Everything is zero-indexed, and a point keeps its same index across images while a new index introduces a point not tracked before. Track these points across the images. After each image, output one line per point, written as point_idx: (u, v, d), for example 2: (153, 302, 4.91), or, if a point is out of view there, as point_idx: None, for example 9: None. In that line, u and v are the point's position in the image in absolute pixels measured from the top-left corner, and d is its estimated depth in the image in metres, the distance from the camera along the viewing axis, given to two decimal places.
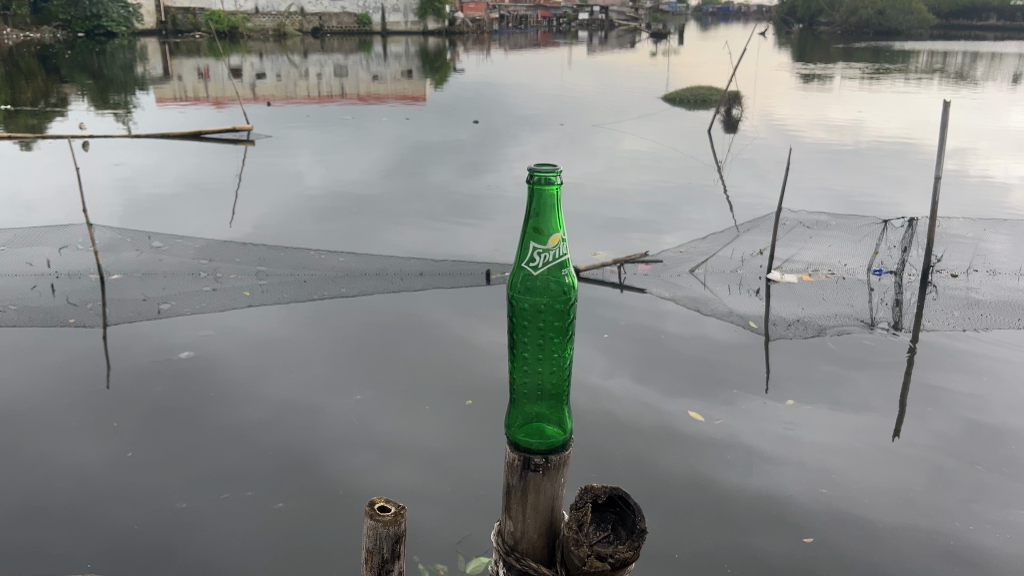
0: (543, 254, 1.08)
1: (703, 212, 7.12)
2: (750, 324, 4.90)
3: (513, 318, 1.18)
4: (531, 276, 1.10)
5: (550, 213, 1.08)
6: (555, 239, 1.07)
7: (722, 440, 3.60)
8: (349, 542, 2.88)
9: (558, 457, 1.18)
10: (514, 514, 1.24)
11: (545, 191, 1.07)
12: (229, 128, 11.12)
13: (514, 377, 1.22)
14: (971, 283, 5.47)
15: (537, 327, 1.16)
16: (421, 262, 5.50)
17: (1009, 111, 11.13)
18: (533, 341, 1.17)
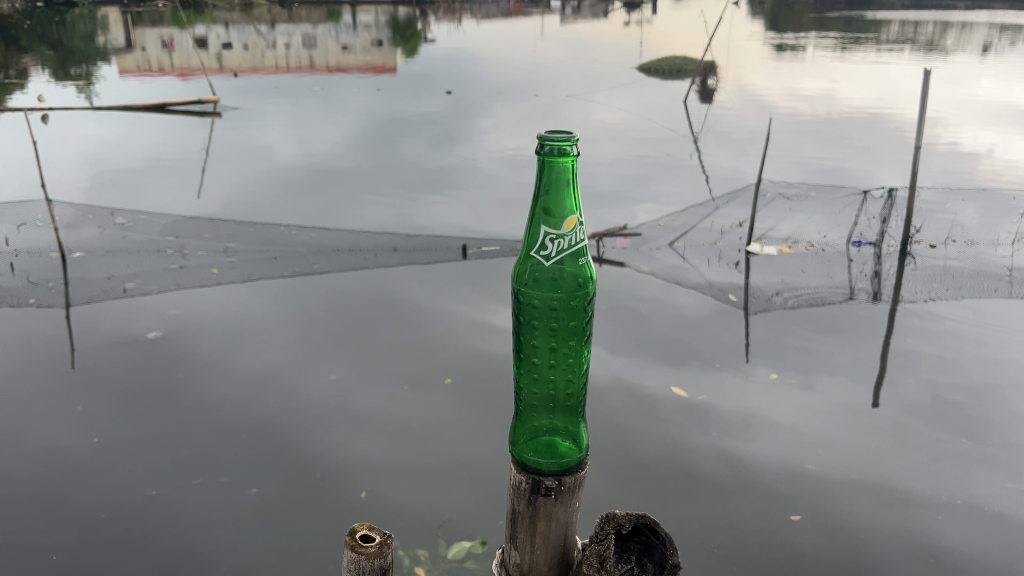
0: (557, 241, 0.99)
1: (678, 184, 7.10)
2: (729, 297, 4.91)
3: (520, 320, 1.15)
4: (541, 265, 1.04)
5: (562, 194, 1.01)
6: (570, 223, 0.99)
7: (700, 411, 3.60)
8: (327, 528, 2.86)
9: (572, 480, 1.11)
10: (522, 538, 1.18)
11: (557, 164, 1.01)
12: (195, 99, 10.92)
13: (521, 385, 1.20)
14: (949, 254, 5.55)
15: (549, 327, 1.14)
16: (396, 238, 5.46)
17: (979, 80, 11.21)
18: (545, 344, 1.16)
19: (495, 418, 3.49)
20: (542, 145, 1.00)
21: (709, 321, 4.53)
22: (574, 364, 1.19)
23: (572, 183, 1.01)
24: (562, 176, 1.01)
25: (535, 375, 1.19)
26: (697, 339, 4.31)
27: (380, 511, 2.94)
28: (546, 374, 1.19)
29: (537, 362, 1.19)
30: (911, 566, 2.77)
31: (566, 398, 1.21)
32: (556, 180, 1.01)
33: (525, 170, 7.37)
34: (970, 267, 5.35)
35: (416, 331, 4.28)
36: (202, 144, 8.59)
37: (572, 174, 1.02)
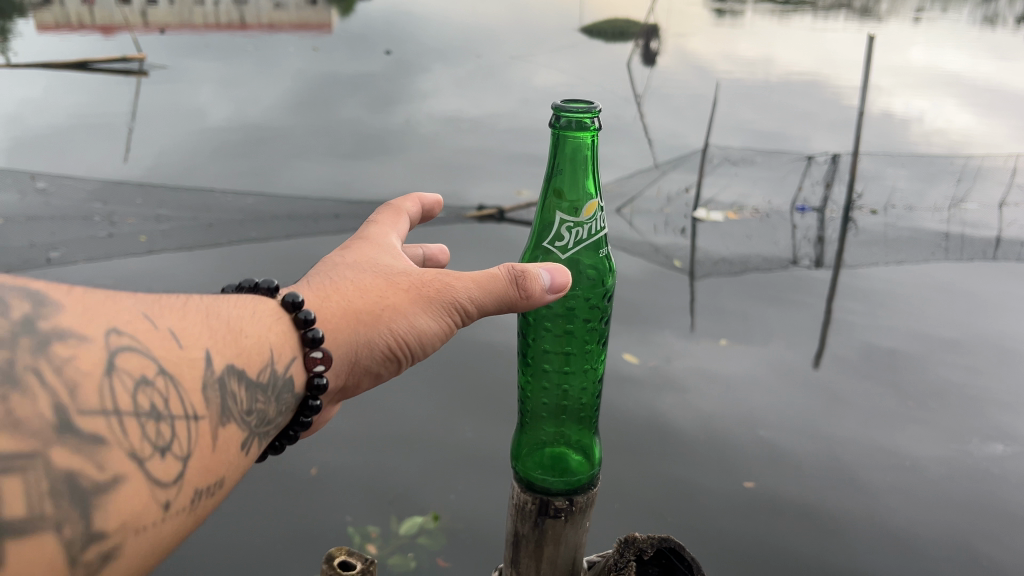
0: (577, 230, 1.50)
1: (620, 147, 7.11)
2: (674, 263, 4.95)
3: (539, 328, 1.66)
4: (557, 255, 1.55)
5: (580, 193, 1.51)
6: (589, 212, 1.50)
7: (647, 377, 3.64)
8: (277, 508, 2.91)
9: (579, 496, 1.55)
10: (532, 552, 1.61)
11: (577, 155, 1.50)
12: (119, 57, 10.47)
13: (536, 398, 1.68)
14: (889, 219, 5.79)
15: (562, 335, 1.65)
16: (337, 205, 5.38)
17: (912, 45, 11.36)
18: (559, 360, 1.65)
19: (445, 389, 3.48)
20: (555, 114, 1.46)
21: (654, 286, 4.56)
22: (583, 380, 1.66)
23: (588, 176, 1.51)
24: (581, 159, 1.50)
25: (546, 383, 1.66)
26: (643, 303, 4.35)
27: (331, 489, 3.00)
28: (557, 389, 1.66)
29: (552, 376, 1.66)
30: (852, 534, 2.86)
31: (574, 412, 1.67)
32: (572, 171, 1.51)
33: (468, 132, 7.26)
34: (907, 233, 5.52)
35: None
36: (130, 105, 8.25)
37: (587, 169, 1.50)
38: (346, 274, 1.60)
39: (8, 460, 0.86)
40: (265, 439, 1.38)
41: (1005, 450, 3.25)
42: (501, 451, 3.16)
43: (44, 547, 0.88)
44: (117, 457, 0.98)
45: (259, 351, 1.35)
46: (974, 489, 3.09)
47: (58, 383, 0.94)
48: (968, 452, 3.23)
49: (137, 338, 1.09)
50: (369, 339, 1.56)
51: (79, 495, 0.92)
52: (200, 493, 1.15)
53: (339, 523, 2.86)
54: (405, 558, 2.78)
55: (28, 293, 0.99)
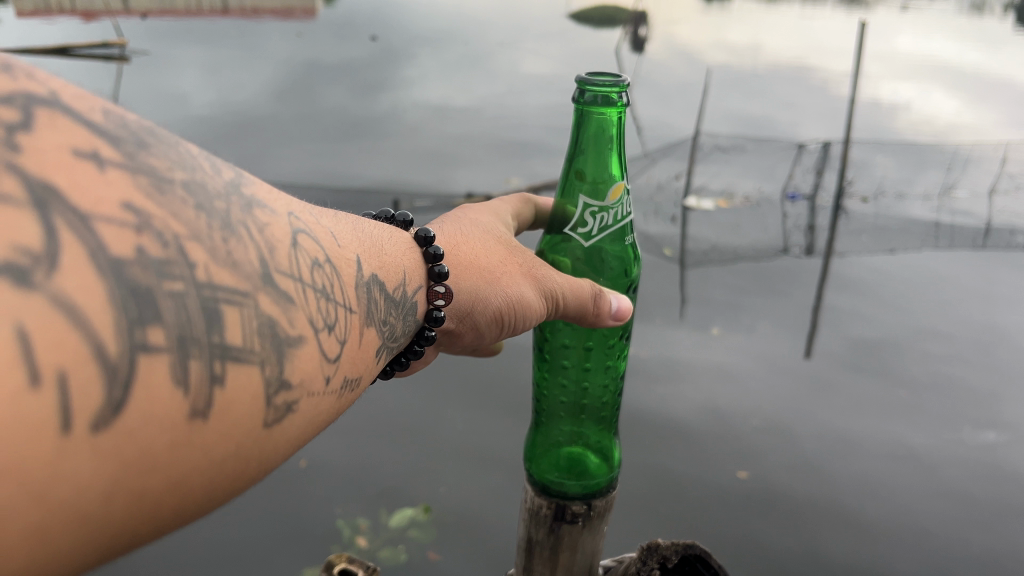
0: (603, 209, 1.71)
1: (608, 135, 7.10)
2: (663, 251, 4.95)
3: (564, 330, 1.89)
4: (581, 240, 1.77)
5: (603, 174, 1.71)
6: (614, 194, 1.70)
7: (639, 366, 3.63)
8: (267, 503, 2.90)
9: (598, 499, 1.71)
10: (549, 555, 1.78)
11: (601, 131, 1.69)
12: (99, 43, 10.36)
13: (557, 397, 1.89)
14: (880, 208, 5.91)
15: (580, 335, 1.88)
16: (326, 194, 5.36)
17: (902, 28, 11.27)
18: (578, 359, 1.88)
19: (436, 381, 3.47)
20: (582, 99, 1.65)
21: (644, 274, 4.56)
22: (602, 377, 1.88)
23: (612, 159, 1.71)
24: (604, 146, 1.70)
25: (566, 380, 1.88)
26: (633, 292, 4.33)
27: (320, 481, 2.99)
28: (575, 386, 1.88)
29: (570, 375, 1.88)
30: (845, 525, 2.87)
31: (593, 410, 1.87)
32: (596, 156, 1.72)
33: (456, 119, 7.22)
34: (897, 221, 5.55)
35: None
36: (113, 92, 8.16)
37: (611, 150, 1.71)
38: (472, 236, 1.75)
39: (229, 293, 0.87)
40: (392, 354, 1.42)
41: (996, 438, 3.26)
42: (493, 442, 3.16)
43: (251, 378, 0.89)
44: (301, 319, 1.00)
45: (398, 267, 1.43)
46: (965, 477, 3.10)
47: (260, 239, 0.97)
48: (961, 440, 3.24)
49: (309, 229, 1.13)
50: (485, 297, 1.66)
51: (276, 342, 0.94)
52: (348, 384, 1.18)
53: (328, 516, 2.85)
54: (395, 551, 2.77)
55: (226, 165, 1.03)
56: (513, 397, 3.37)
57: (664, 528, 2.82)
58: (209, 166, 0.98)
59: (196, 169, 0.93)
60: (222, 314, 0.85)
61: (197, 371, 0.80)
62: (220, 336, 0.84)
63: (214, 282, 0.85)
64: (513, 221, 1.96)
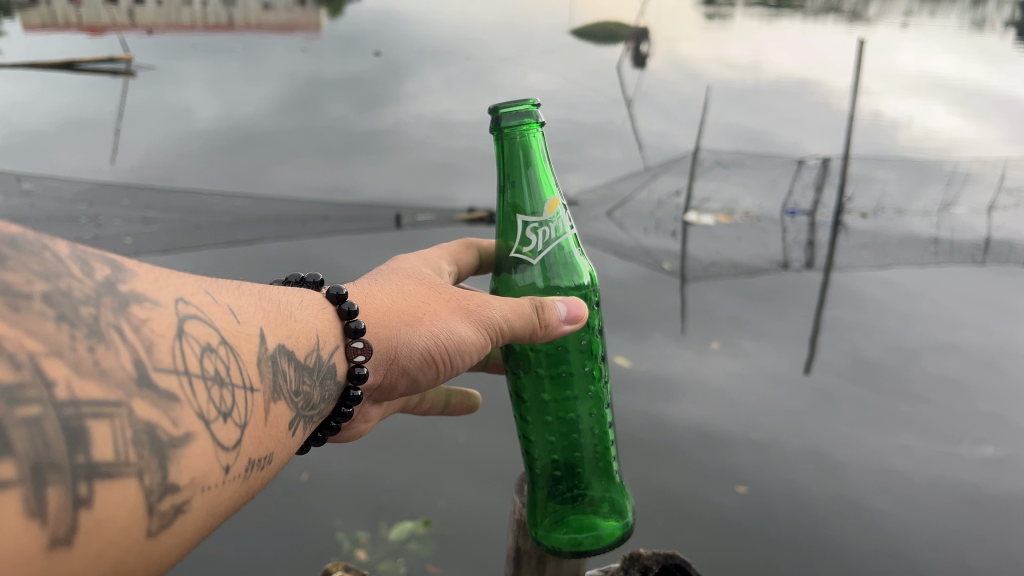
0: (543, 228, 1.66)
1: (611, 148, 7.15)
2: (663, 266, 4.95)
3: (545, 373, 1.78)
4: (529, 258, 1.70)
5: (538, 193, 1.66)
6: (549, 211, 1.66)
7: (638, 381, 3.63)
8: (266, 513, 2.89)
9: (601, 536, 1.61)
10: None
11: (523, 140, 1.64)
12: (104, 56, 10.39)
13: (542, 436, 1.75)
14: (880, 223, 5.92)
15: (558, 372, 1.78)
16: (328, 208, 5.40)
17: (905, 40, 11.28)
18: (560, 394, 1.76)
19: None
20: (494, 126, 1.62)
21: (643, 289, 4.57)
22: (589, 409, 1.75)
23: (544, 175, 1.66)
24: (526, 167, 1.65)
25: (547, 420, 1.76)
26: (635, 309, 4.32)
27: (321, 491, 2.99)
28: (557, 425, 1.75)
29: (553, 412, 1.76)
30: None
31: (586, 450, 1.73)
32: (525, 183, 1.66)
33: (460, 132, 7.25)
34: (896, 237, 5.59)
35: None
36: (119, 104, 8.22)
37: (541, 167, 1.66)
38: (391, 282, 1.66)
39: (97, 406, 0.74)
40: (311, 425, 1.34)
41: (996, 452, 3.25)
42: (492, 458, 3.18)
43: (126, 492, 0.77)
44: (189, 415, 0.89)
45: (309, 336, 1.33)
46: (966, 492, 3.08)
47: (137, 338, 0.84)
48: (960, 455, 3.25)
49: (201, 308, 1.02)
50: (411, 339, 1.55)
51: (157, 448, 0.82)
52: (253, 464, 1.07)
53: (328, 529, 2.85)
54: (395, 563, 2.78)
55: (105, 259, 0.89)
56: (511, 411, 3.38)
57: (666, 544, 2.82)
58: (79, 265, 0.83)
59: (68, 279, 0.80)
60: (90, 431, 0.73)
61: (56, 496, 0.68)
62: (86, 455, 0.72)
63: (77, 396, 0.72)
64: (448, 270, 1.88)
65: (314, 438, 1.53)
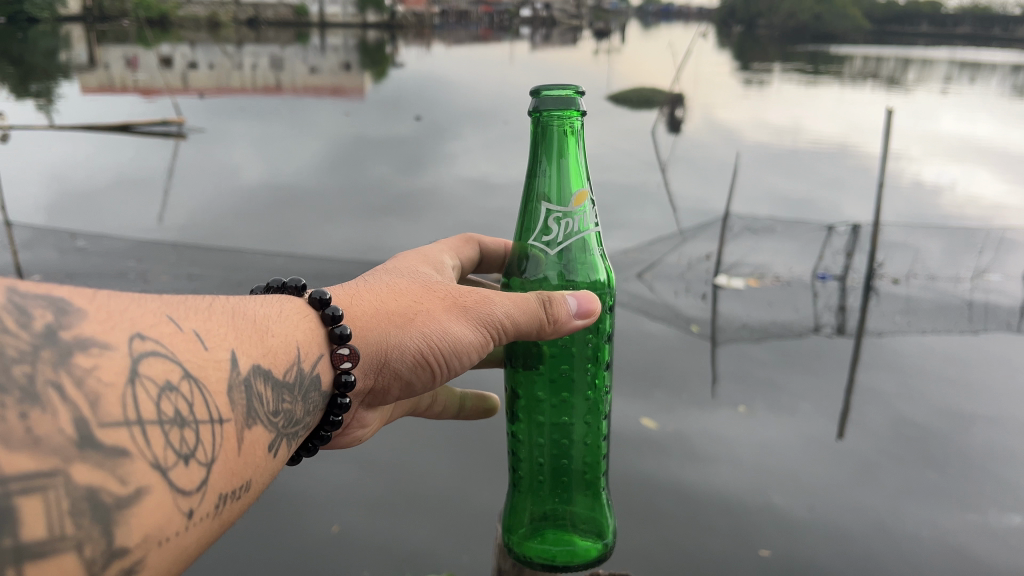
0: (563, 220, 1.25)
1: (645, 213, 7.22)
2: (692, 327, 4.95)
3: (537, 361, 1.35)
4: (544, 252, 1.28)
5: (565, 180, 1.25)
6: (577, 200, 1.25)
7: (667, 441, 3.60)
8: (291, 560, 2.88)
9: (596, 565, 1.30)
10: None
11: (555, 119, 1.23)
12: (158, 119, 10.80)
13: (522, 441, 1.37)
14: (910, 287, 5.88)
15: (550, 371, 1.35)
16: (364, 266, 5.50)
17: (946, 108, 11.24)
18: (548, 397, 1.34)
19: (461, 456, 3.50)
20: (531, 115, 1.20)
21: (673, 351, 4.55)
22: (592, 416, 1.35)
23: (576, 161, 1.25)
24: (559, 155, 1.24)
25: (535, 429, 1.35)
26: (667, 372, 4.28)
27: (346, 542, 2.98)
28: (547, 432, 1.34)
29: (538, 415, 1.35)
30: None
31: (574, 462, 1.34)
32: (553, 166, 1.26)
33: (496, 194, 7.39)
34: (929, 302, 5.54)
35: None
36: (170, 166, 8.54)
37: (573, 150, 1.25)
38: (383, 277, 1.29)
39: (28, 481, 0.62)
40: (294, 444, 1.08)
41: None
42: None
43: (64, 567, 0.65)
44: (141, 469, 0.73)
45: (285, 353, 1.05)
46: (1002, 561, 2.99)
47: (79, 396, 0.69)
48: (985, 526, 3.19)
49: (161, 341, 0.82)
50: (399, 340, 1.20)
51: (101, 514, 0.68)
52: (225, 499, 0.89)
53: None
54: None
55: (51, 302, 0.72)
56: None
57: None
58: (12, 315, 0.68)
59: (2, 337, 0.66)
60: (17, 511, 0.61)
61: None
62: (14, 536, 0.61)
63: (1, 475, 0.60)
64: (450, 265, 1.46)
65: (301, 452, 1.22)
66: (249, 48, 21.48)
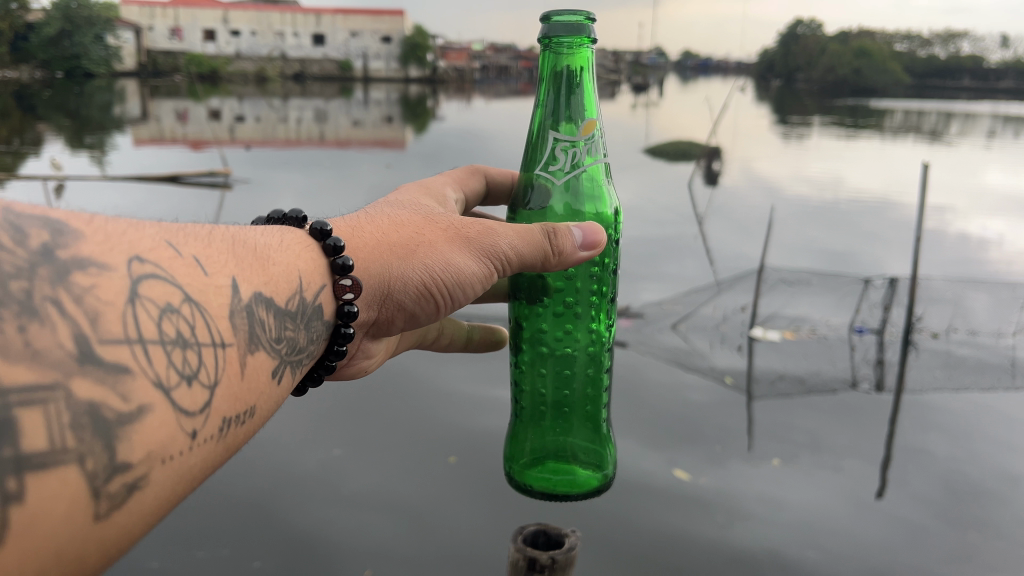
0: (571, 148, 1.21)
1: (683, 265, 7.20)
2: (726, 380, 4.89)
3: (541, 295, 1.28)
4: (551, 182, 1.24)
5: (576, 106, 1.22)
6: (586, 129, 1.22)
7: (702, 495, 3.52)
8: None
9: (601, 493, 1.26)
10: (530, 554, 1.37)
11: (570, 43, 1.19)
12: (204, 170, 11.09)
13: (524, 378, 1.31)
14: (951, 343, 5.69)
15: (554, 307, 1.27)
16: None
17: (989, 164, 11.12)
18: (553, 330, 1.28)
19: (494, 504, 3.42)
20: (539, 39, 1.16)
21: (710, 404, 4.49)
22: (597, 347, 1.29)
23: (587, 89, 1.22)
24: (569, 83, 1.20)
25: (542, 368, 1.30)
26: (703, 425, 4.22)
27: None
28: (551, 368, 1.29)
29: (541, 350, 1.29)
30: None
31: (579, 397, 1.29)
32: (565, 91, 1.21)
33: None
34: (971, 357, 5.41)
35: (417, 404, 4.29)
36: (215, 215, 8.74)
37: (584, 78, 1.22)
38: (384, 209, 1.24)
39: (28, 393, 0.59)
40: (299, 372, 1.05)
41: None
42: None
43: (67, 479, 0.62)
44: (144, 386, 0.70)
45: (287, 281, 1.01)
46: None
47: (78, 311, 0.66)
48: None
49: (162, 265, 0.78)
50: (401, 274, 1.17)
51: (101, 428, 0.65)
52: (229, 423, 0.85)
53: None
54: None
55: (48, 222, 0.68)
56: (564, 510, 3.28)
57: None
58: (6, 232, 0.65)
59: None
60: (18, 422, 0.59)
61: None
62: (16, 447, 0.58)
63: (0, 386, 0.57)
64: (453, 198, 1.42)
65: (307, 384, 1.17)
66: (295, 102, 22.09)
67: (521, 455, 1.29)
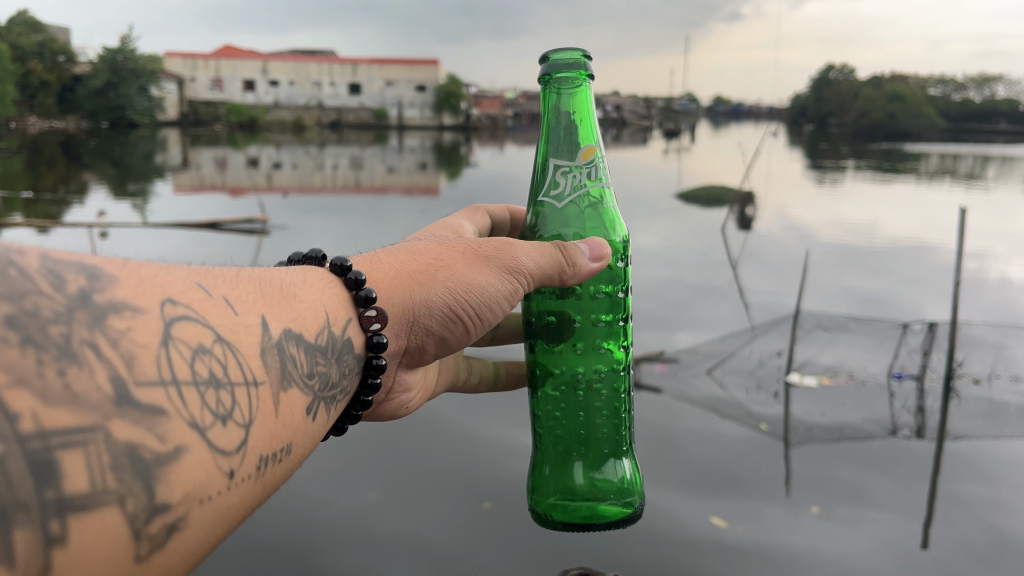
0: (570, 173, 1.28)
1: (717, 311, 7.12)
2: (763, 426, 4.79)
3: (557, 327, 1.35)
4: (554, 208, 1.31)
5: (577, 134, 1.29)
6: (585, 155, 1.28)
7: (738, 545, 3.44)
8: None
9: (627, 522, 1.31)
10: None
11: (568, 78, 1.28)
12: (241, 217, 11.28)
13: (545, 410, 1.37)
14: (995, 390, 5.49)
15: (571, 337, 1.35)
16: None
17: None
18: (571, 360, 1.35)
19: (525, 546, 3.36)
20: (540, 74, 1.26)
21: (746, 451, 4.40)
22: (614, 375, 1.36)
23: (586, 118, 1.30)
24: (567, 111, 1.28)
25: (561, 398, 1.36)
26: (739, 473, 4.13)
27: None
28: (571, 397, 1.36)
29: (561, 381, 1.36)
30: None
31: (599, 426, 1.35)
32: (567, 121, 1.29)
33: None
34: (1016, 404, 5.24)
35: (450, 450, 4.25)
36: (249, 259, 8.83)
37: (583, 107, 1.30)
38: (401, 242, 1.26)
39: (68, 436, 0.63)
40: (332, 409, 1.06)
41: None
42: None
43: (108, 521, 0.65)
44: (179, 427, 0.73)
45: (314, 316, 1.03)
46: None
47: (114, 354, 0.69)
48: None
49: (193, 307, 0.81)
50: (426, 298, 1.18)
51: (140, 470, 0.68)
52: (266, 461, 0.87)
53: None
54: None
55: (83, 267, 0.72)
56: (596, 557, 3.21)
57: None
58: (48, 279, 0.68)
59: (34, 298, 0.66)
60: (59, 465, 0.62)
61: (24, 541, 0.59)
62: (58, 490, 0.62)
63: (41, 429, 0.61)
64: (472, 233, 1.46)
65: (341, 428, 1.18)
66: (331, 150, 22.47)
67: (548, 487, 1.34)
